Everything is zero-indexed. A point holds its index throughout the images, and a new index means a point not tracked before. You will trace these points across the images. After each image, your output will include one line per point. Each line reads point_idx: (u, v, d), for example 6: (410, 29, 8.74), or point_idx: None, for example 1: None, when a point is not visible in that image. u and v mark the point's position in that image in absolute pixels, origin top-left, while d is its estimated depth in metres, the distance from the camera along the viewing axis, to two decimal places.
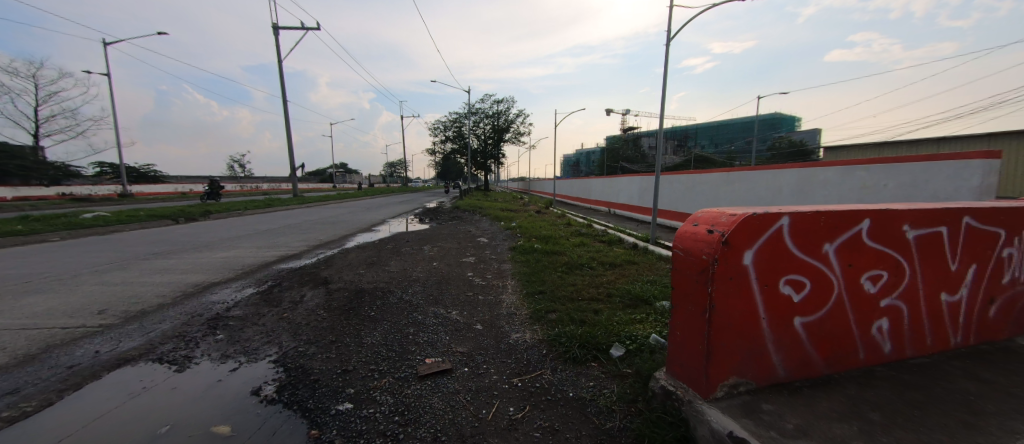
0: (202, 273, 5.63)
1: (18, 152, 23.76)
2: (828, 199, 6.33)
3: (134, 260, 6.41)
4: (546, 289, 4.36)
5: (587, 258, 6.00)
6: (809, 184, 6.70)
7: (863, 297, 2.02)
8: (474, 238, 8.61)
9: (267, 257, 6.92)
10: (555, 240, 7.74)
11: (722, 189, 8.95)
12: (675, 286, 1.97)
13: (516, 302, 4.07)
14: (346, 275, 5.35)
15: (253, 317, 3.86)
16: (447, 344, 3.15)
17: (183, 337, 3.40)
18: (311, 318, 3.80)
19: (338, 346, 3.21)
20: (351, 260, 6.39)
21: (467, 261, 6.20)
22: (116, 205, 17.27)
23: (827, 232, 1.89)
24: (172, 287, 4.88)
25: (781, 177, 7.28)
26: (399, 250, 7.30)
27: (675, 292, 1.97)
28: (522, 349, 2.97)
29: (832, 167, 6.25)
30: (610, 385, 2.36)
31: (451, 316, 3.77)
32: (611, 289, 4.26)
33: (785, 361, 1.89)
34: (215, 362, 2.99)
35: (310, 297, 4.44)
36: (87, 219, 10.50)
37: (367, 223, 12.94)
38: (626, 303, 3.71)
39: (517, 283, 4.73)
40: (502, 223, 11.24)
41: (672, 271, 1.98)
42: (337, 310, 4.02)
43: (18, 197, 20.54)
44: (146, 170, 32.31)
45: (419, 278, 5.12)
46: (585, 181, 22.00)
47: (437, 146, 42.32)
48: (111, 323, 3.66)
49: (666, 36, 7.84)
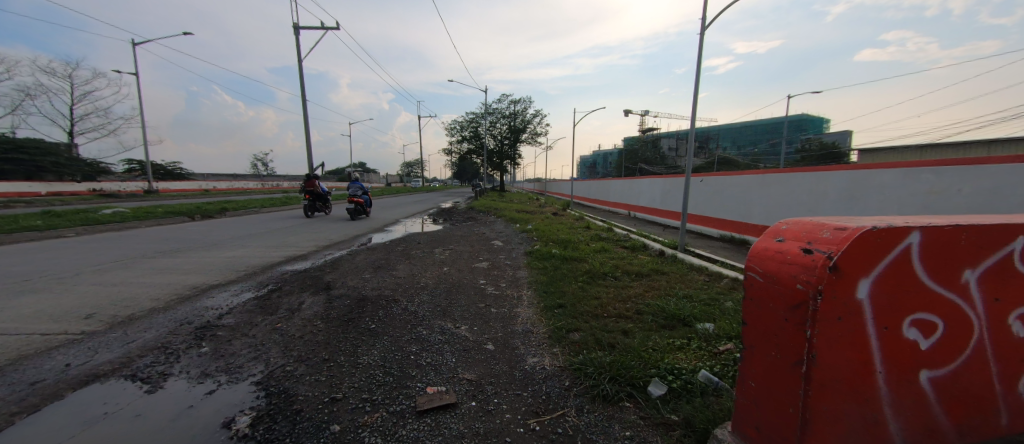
0: (202, 274, 5.38)
1: (52, 148, 24.78)
2: (885, 205, 5.63)
3: (138, 258, 6.24)
4: (566, 303, 3.87)
5: (609, 267, 5.48)
6: (861, 187, 5.97)
7: (1010, 343, 1.48)
8: (488, 241, 8.19)
9: (273, 257, 6.66)
10: (574, 245, 7.23)
11: (756, 193, 8.25)
12: (747, 322, 1.49)
13: (531, 318, 3.59)
14: (350, 279, 5.00)
15: (244, 327, 3.52)
16: (452, 369, 2.72)
17: (165, 349, 3.09)
18: (305, 331, 3.44)
19: (330, 366, 2.81)
20: (357, 263, 6.05)
21: (479, 267, 5.77)
22: (140, 201, 17.70)
23: (967, 255, 1.37)
24: (169, 290, 4.62)
25: (828, 180, 6.53)
26: (409, 253, 6.94)
27: (747, 330, 1.48)
28: (541, 379, 2.51)
29: (892, 169, 5.53)
30: (652, 436, 1.87)
31: (459, 332, 3.34)
32: (641, 304, 3.74)
33: (905, 430, 1.37)
34: (191, 382, 2.65)
35: (309, 304, 4.09)
36: (105, 215, 10.59)
37: (380, 223, 12.71)
38: (660, 324, 3.19)
39: (534, 294, 4.27)
40: (517, 225, 10.80)
41: (744, 302, 1.49)
42: (334, 322, 3.64)
43: (50, 193, 21.40)
44: (172, 167, 33.35)
45: (427, 285, 4.72)
46: (603, 182, 21.33)
47: (453, 145, 42.26)
48: (94, 330, 3.38)
49: (702, 23, 7.18)
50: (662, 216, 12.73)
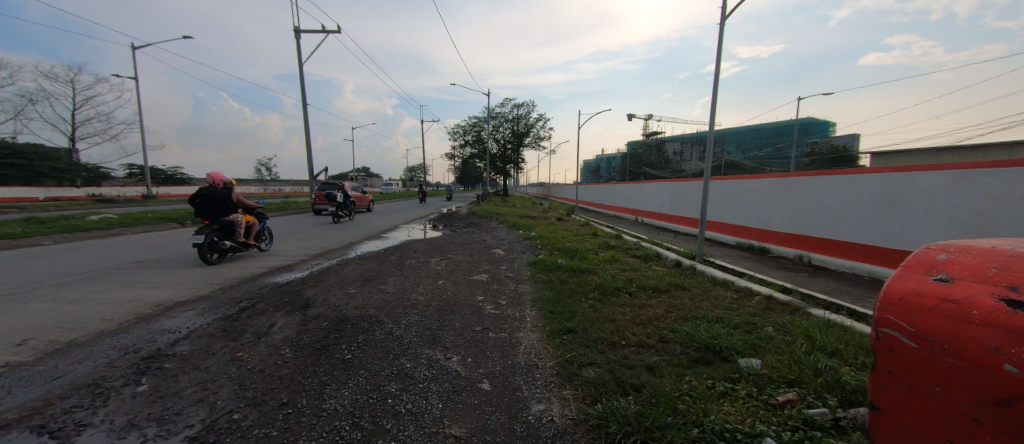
0: (171, 289, 4.86)
1: (52, 154, 24.69)
2: (931, 211, 5.03)
3: (111, 270, 5.76)
4: (576, 328, 3.33)
5: (621, 280, 4.91)
6: (902, 191, 5.38)
7: None
8: (489, 250, 7.65)
9: (255, 268, 6.15)
10: (581, 254, 6.67)
11: (777, 198, 7.67)
12: (895, 395, 1.19)
13: (535, 347, 3.04)
14: (333, 295, 4.47)
15: (198, 357, 2.99)
16: (436, 420, 2.16)
17: (95, 388, 2.56)
18: (269, 362, 2.91)
19: (286, 414, 2.26)
20: (345, 276, 5.53)
21: (477, 280, 5.24)
22: (135, 206, 17.35)
23: None
24: (130, 308, 4.12)
25: (860, 184, 5.95)
26: (403, 263, 6.42)
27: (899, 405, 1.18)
28: (547, 436, 1.96)
29: (939, 171, 4.96)
30: None
31: (450, 366, 2.79)
32: (665, 330, 3.16)
33: None
34: (109, 437, 2.11)
35: (280, 327, 3.56)
36: (92, 221, 10.18)
37: (377, 229, 12.21)
38: (691, 358, 2.63)
39: (539, 314, 3.72)
40: (521, 232, 10.26)
41: (889, 368, 1.21)
42: (305, 350, 3.11)
43: (50, 198, 21.32)
44: (172, 172, 33.04)
45: (418, 303, 4.18)
46: (609, 187, 20.72)
47: (455, 150, 41.82)
48: (20, 361, 2.86)
49: (722, 11, 6.64)
50: (673, 221, 12.13)
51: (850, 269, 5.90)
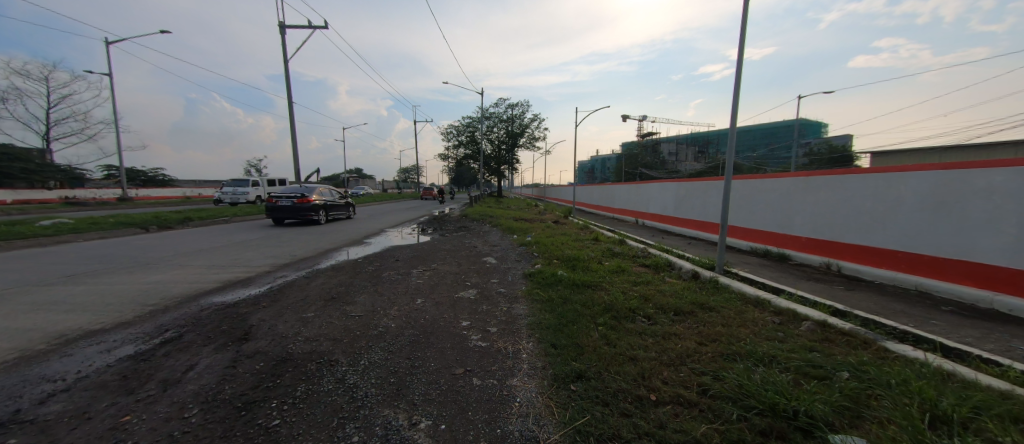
0: (88, 313, 3.98)
1: (23, 154, 23.49)
2: (995, 215, 4.32)
3: (30, 286, 4.87)
4: (587, 371, 2.53)
5: (633, 299, 4.10)
6: (957, 192, 4.67)
7: None
8: (479, 259, 6.81)
9: (203, 284, 5.23)
10: (584, 264, 5.86)
11: (798, 200, 6.96)
12: None
13: (535, 402, 2.24)
14: (282, 321, 3.62)
15: (63, 428, 2.12)
16: None
17: None
18: (160, 436, 2.05)
19: None
20: (307, 293, 4.67)
21: (464, 298, 4.41)
22: (105, 209, 16.29)
23: None
24: (19, 341, 3.23)
25: (901, 184, 5.25)
26: (379, 276, 5.57)
27: None
28: None
29: (1007, 169, 4.25)
30: None
31: (414, 440, 1.97)
32: (706, 377, 2.38)
33: None
34: None
35: (199, 371, 2.71)
36: (43, 227, 9.21)
37: (360, 233, 11.28)
38: (761, 431, 1.83)
39: (538, 350, 2.91)
40: (515, 237, 9.44)
41: None
42: (218, 412, 2.25)
43: (17, 200, 20.10)
44: (152, 173, 31.74)
45: (387, 333, 3.34)
46: (608, 188, 20.00)
47: (449, 150, 40.89)
48: None
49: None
50: (678, 223, 11.38)
51: (891, 281, 5.17)
